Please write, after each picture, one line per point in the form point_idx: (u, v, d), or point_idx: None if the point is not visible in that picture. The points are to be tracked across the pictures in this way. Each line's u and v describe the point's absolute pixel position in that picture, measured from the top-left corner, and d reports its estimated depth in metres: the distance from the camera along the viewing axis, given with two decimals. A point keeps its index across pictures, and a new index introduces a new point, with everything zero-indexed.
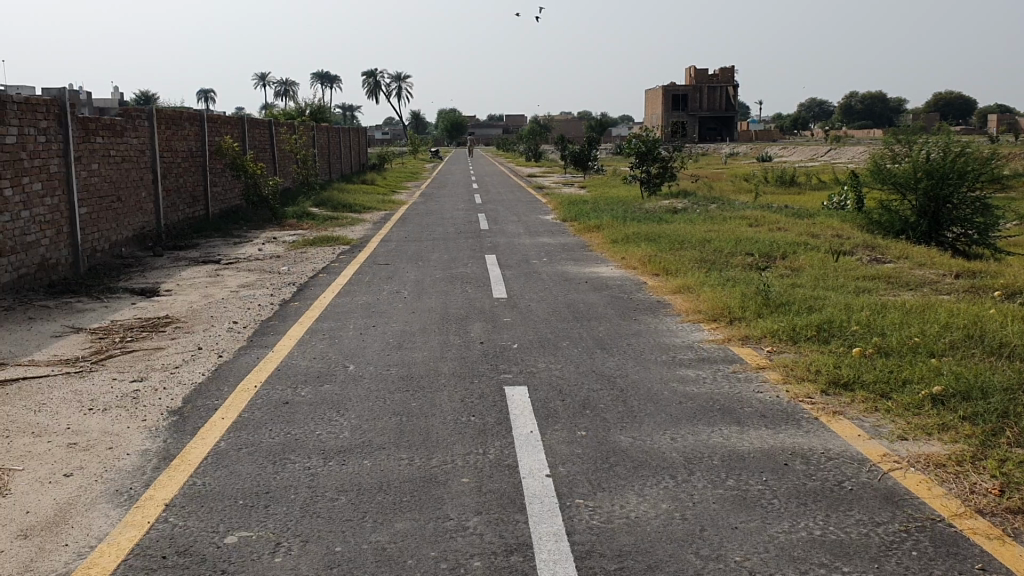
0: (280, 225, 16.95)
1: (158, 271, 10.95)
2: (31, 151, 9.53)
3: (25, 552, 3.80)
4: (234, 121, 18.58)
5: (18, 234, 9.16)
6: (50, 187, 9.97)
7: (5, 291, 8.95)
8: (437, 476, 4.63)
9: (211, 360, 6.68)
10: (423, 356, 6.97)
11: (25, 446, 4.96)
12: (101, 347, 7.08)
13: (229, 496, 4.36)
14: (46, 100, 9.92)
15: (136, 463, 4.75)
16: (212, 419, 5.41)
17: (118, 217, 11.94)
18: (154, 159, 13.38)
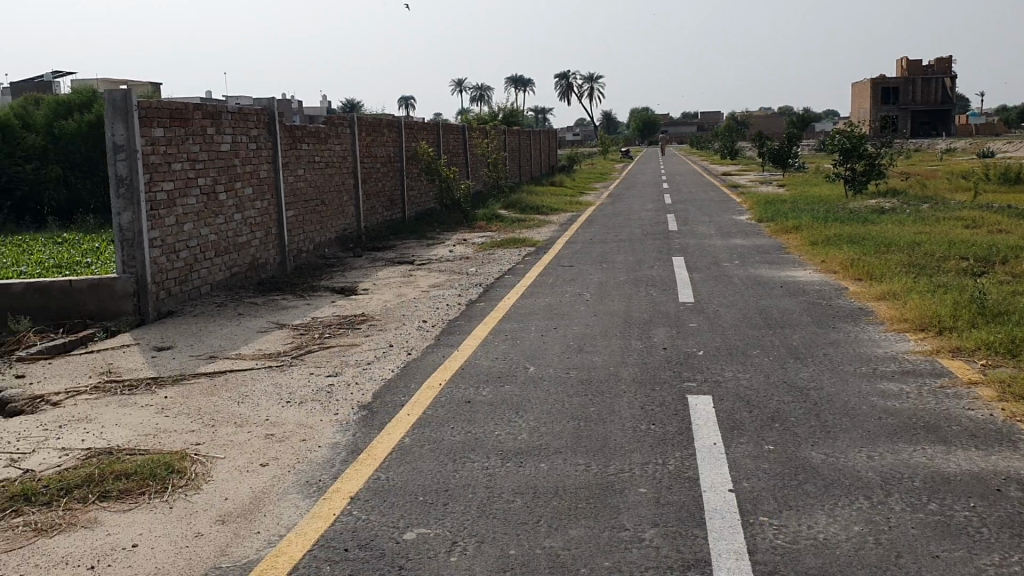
0: (472, 227, 17.36)
1: (356, 271, 11.46)
2: (243, 158, 10.21)
3: (222, 536, 4.04)
4: (430, 126, 19.20)
5: (229, 235, 9.87)
6: (260, 191, 10.65)
7: (219, 288, 9.65)
8: (615, 484, 4.55)
9: (399, 358, 6.90)
10: (604, 360, 6.90)
11: (228, 436, 5.29)
12: (301, 342, 7.47)
13: (411, 492, 4.46)
14: (257, 110, 10.59)
15: (327, 456, 4.95)
16: (398, 416, 5.57)
17: (322, 219, 12.60)
18: (355, 164, 14.04)
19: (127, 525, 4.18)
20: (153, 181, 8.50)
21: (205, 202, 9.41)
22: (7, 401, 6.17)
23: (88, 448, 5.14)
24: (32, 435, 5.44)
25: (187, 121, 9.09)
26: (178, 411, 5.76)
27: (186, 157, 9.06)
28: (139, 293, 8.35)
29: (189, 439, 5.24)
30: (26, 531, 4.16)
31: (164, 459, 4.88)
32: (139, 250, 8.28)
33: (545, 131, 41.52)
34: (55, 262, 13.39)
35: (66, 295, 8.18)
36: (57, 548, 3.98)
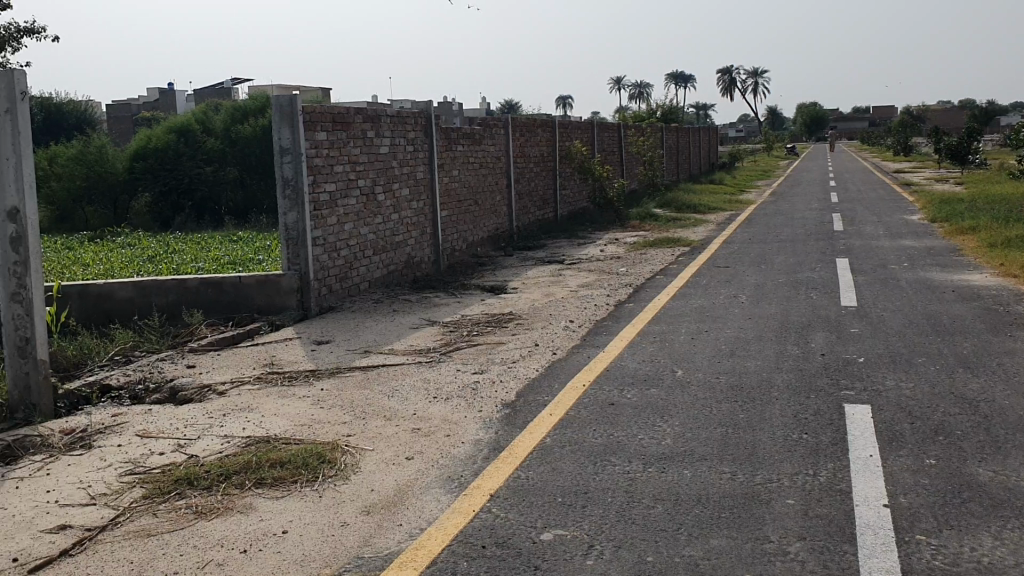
0: (626, 226, 17.21)
1: (509, 270, 11.58)
2: (400, 159, 10.51)
3: (366, 527, 4.18)
4: (585, 126, 19.21)
5: (387, 234, 10.19)
6: (417, 191, 10.94)
7: (376, 285, 9.99)
8: (761, 495, 4.39)
9: (546, 357, 6.92)
10: (756, 366, 6.69)
11: (377, 428, 5.46)
12: (450, 339, 7.61)
13: (551, 493, 4.46)
14: (415, 112, 10.87)
15: (469, 452, 5.03)
16: (541, 415, 5.59)
17: (475, 219, 12.82)
18: (509, 164, 14.20)
19: (278, 512, 4.39)
20: (317, 182, 8.88)
21: (365, 203, 9.75)
22: (179, 390, 6.61)
23: (247, 436, 5.43)
24: (199, 423, 5.80)
25: (349, 125, 9.43)
26: (333, 403, 5.99)
27: (347, 159, 9.41)
28: (302, 289, 8.77)
29: (341, 431, 5.44)
30: (188, 513, 4.44)
31: (316, 449, 5.08)
32: (302, 249, 8.69)
33: (704, 129, 40.69)
34: (229, 259, 14.24)
35: (235, 290, 8.68)
36: (214, 531, 4.23)
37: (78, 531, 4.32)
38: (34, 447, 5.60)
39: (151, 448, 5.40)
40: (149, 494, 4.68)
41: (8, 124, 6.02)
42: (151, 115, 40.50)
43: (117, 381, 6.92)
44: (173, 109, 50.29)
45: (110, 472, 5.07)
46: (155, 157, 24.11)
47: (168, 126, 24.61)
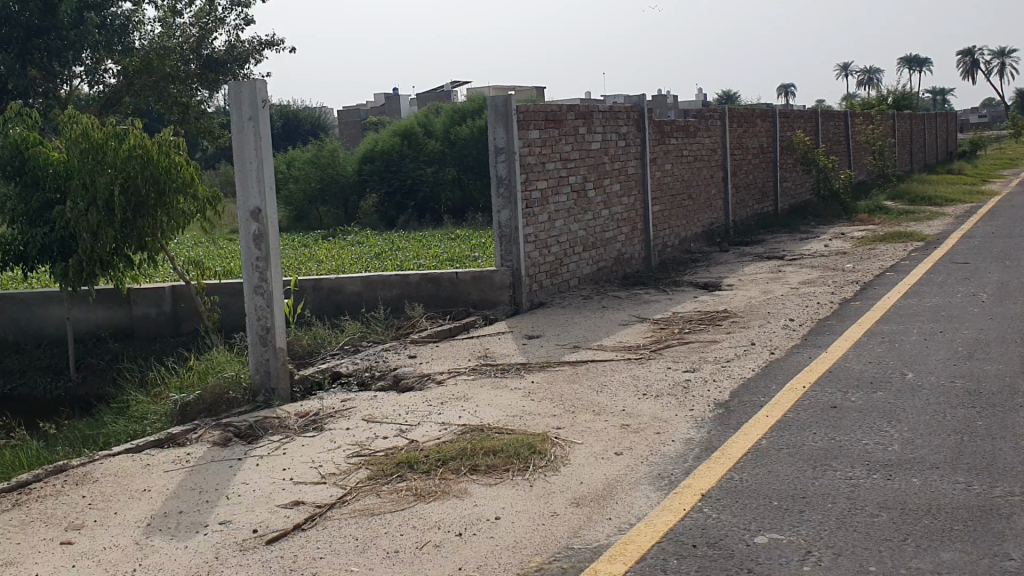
0: (852, 220, 16.35)
1: (724, 266, 11.31)
2: (612, 155, 10.52)
3: (576, 519, 4.22)
4: (808, 114, 18.40)
5: (598, 231, 10.23)
6: (628, 187, 10.90)
7: (587, 282, 10.05)
8: (1000, 508, 4.04)
9: (762, 357, 6.70)
10: (998, 370, 6.15)
11: (586, 422, 5.49)
12: (662, 336, 7.52)
13: (765, 495, 4.31)
14: (627, 108, 10.82)
15: (680, 451, 4.95)
16: (756, 416, 5.41)
17: (689, 214, 12.61)
18: (725, 157, 13.86)
19: (492, 498, 4.51)
20: (529, 180, 9.05)
21: (576, 199, 9.83)
22: (400, 378, 6.95)
23: (463, 424, 5.61)
24: (419, 410, 6.06)
25: (561, 122, 9.54)
26: (543, 396, 6.09)
27: (559, 157, 9.52)
28: (514, 284, 8.98)
29: (551, 423, 5.51)
30: (408, 495, 4.66)
31: (528, 439, 5.18)
32: (515, 246, 8.89)
33: (943, 115, 37.86)
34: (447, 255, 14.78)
35: (452, 286, 9.01)
36: (431, 513, 4.41)
37: (310, 507, 4.64)
38: (272, 428, 6.07)
39: (375, 432, 5.71)
40: (373, 475, 4.95)
41: (249, 131, 6.53)
42: (378, 119, 42.81)
43: (345, 369, 7.37)
44: (397, 114, 52.89)
45: (338, 454, 5.41)
46: (382, 159, 25.50)
47: (393, 130, 25.93)
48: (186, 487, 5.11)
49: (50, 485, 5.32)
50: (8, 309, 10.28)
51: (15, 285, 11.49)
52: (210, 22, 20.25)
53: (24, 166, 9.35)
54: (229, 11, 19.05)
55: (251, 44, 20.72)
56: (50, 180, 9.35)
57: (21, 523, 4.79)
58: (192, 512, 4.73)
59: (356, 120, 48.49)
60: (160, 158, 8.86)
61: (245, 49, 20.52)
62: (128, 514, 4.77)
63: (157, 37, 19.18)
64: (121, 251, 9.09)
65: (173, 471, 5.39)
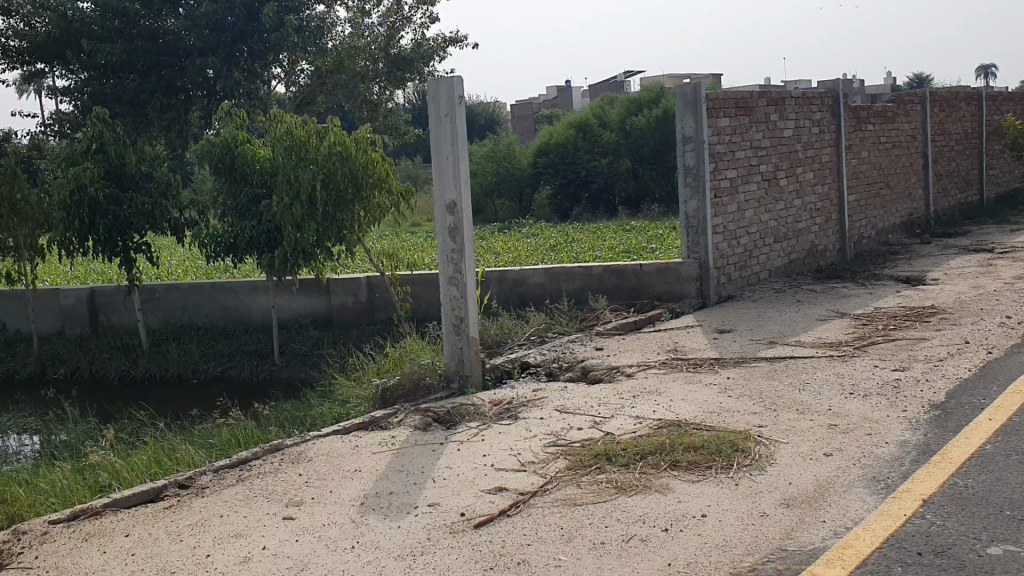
0: None
1: (926, 258, 10.70)
2: (805, 142, 10.13)
3: (787, 520, 4.09)
4: (1018, 96, 17.14)
5: (790, 222, 9.90)
6: (822, 175, 10.48)
7: (778, 275, 9.75)
8: None
9: (979, 357, 6.27)
10: None
11: (791, 421, 5.32)
12: (864, 333, 7.18)
13: (995, 504, 4.03)
14: (821, 93, 10.40)
15: (894, 453, 4.71)
16: (978, 419, 5.08)
17: (886, 203, 12.00)
18: (925, 144, 13.10)
19: (696, 495, 4.44)
20: (718, 169, 8.85)
21: (767, 189, 9.55)
22: (590, 370, 6.96)
23: (659, 418, 5.56)
24: (612, 402, 6.05)
25: (752, 110, 9.28)
26: (741, 392, 5.94)
27: (749, 145, 9.25)
28: (702, 277, 8.80)
29: (752, 421, 5.37)
30: (609, 488, 4.66)
31: (729, 437, 5.06)
32: (702, 236, 8.72)
33: None
34: (625, 247, 14.69)
35: (637, 277, 8.96)
36: (635, 507, 4.39)
37: (513, 494, 4.72)
38: (469, 415, 6.23)
39: (569, 423, 5.74)
40: (572, 466, 4.98)
41: (446, 128, 6.70)
42: (552, 112, 43.26)
43: (534, 359, 7.47)
44: (570, 107, 53.09)
45: (536, 442, 5.47)
46: (557, 152, 25.66)
47: (569, 123, 26.08)
48: (393, 469, 5.33)
49: (269, 463, 5.69)
50: (219, 296, 11.05)
51: (221, 275, 12.33)
52: (397, 21, 20.98)
53: (233, 163, 9.99)
54: (415, 10, 19.64)
55: (435, 42, 21.30)
56: (256, 176, 9.97)
57: (246, 497, 5.14)
58: (401, 494, 4.93)
59: (529, 114, 49.13)
60: (357, 152, 9.27)
61: (430, 46, 21.06)
62: (342, 493, 5.03)
63: (348, 37, 19.95)
64: (321, 244, 9.64)
65: (379, 453, 5.64)
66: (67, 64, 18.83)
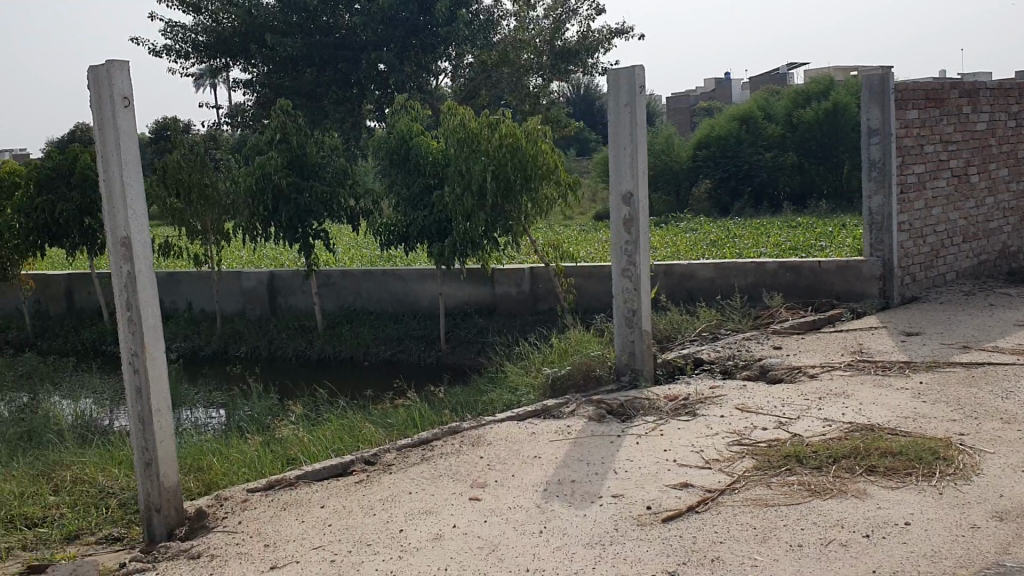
0: None
1: None
2: (1000, 137, 9.53)
3: (1001, 534, 3.87)
4: None
5: (981, 221, 9.37)
6: (1018, 172, 9.85)
7: (966, 276, 9.24)
8: None
9: None
10: None
11: (996, 431, 5.03)
12: None
13: None
14: (1019, 84, 9.75)
15: None
16: None
17: None
18: None
19: (898, 502, 4.26)
20: (905, 164, 8.45)
21: (957, 185, 9.05)
22: (769, 369, 6.80)
23: (849, 422, 5.36)
24: (796, 403, 5.88)
25: (944, 101, 8.80)
26: (936, 398, 5.66)
27: (939, 139, 8.79)
28: (885, 276, 8.45)
29: (952, 429, 5.10)
30: (801, 490, 4.52)
31: (930, 444, 4.83)
32: (887, 234, 8.38)
33: None
34: (791, 244, 14.27)
35: (814, 275, 8.70)
36: (831, 511, 4.25)
37: (699, 490, 4.66)
38: (645, 409, 6.20)
39: (752, 422, 5.62)
40: (760, 466, 4.87)
41: (625, 118, 6.64)
42: (710, 105, 42.54)
43: (708, 355, 7.35)
44: (728, 100, 52.04)
45: (718, 440, 5.38)
46: (718, 145, 25.17)
47: (731, 115, 25.55)
48: (573, 458, 5.36)
49: (450, 445, 5.83)
50: (389, 283, 11.43)
51: (389, 264, 12.72)
52: (563, 14, 21.03)
53: (407, 154, 10.26)
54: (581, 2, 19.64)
55: (601, 33, 21.20)
56: (429, 166, 10.22)
57: (432, 477, 5.29)
58: (585, 482, 4.95)
59: (687, 106, 48.44)
60: (532, 143, 9.36)
61: (596, 38, 20.99)
62: (525, 478, 5.10)
63: (514, 31, 20.37)
64: (489, 234, 9.79)
65: (557, 442, 5.67)
66: (248, 59, 19.85)
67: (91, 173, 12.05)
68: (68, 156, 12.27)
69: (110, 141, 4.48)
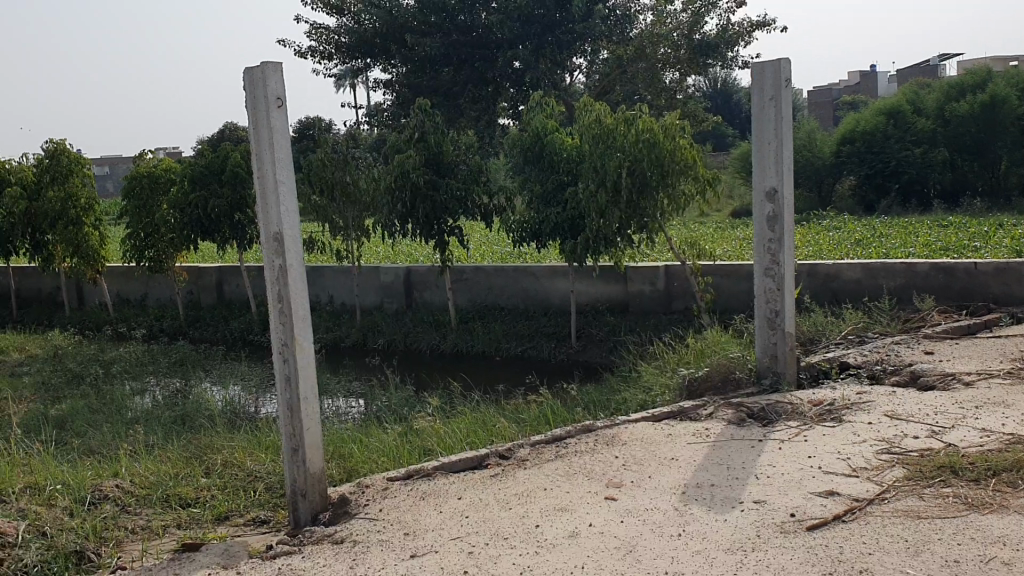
0: None
1: None
2: None
3: None
4: None
5: None
6: None
7: None
8: None
9: None
10: None
11: None
12: None
13: None
14: None
15: None
16: None
17: None
18: None
19: None
20: None
21: None
22: (920, 375, 6.49)
23: (1010, 433, 5.06)
24: (951, 411, 5.60)
25: None
26: None
27: None
28: None
29: None
30: (958, 503, 4.30)
31: None
32: None
33: None
34: (943, 244, 13.60)
35: (969, 277, 8.26)
36: (991, 526, 4.02)
37: (846, 499, 4.50)
38: (787, 413, 6.02)
39: (902, 430, 5.38)
40: (912, 476, 4.66)
41: (770, 112, 6.46)
42: (855, 99, 40.98)
43: (854, 360, 7.08)
44: (874, 93, 50.02)
45: (866, 448, 5.18)
46: (863, 140, 24.23)
47: (878, 109, 24.54)
48: (712, 461, 5.26)
49: (586, 443, 5.82)
50: (523, 279, 11.50)
51: (523, 260, 12.81)
52: (701, 7, 20.66)
53: (542, 151, 10.37)
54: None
55: (740, 26, 20.72)
56: (564, 163, 10.22)
57: (567, 474, 5.28)
58: (725, 487, 4.85)
59: (830, 101, 46.82)
60: (670, 139, 9.15)
61: (735, 31, 20.53)
62: (662, 480, 5.03)
63: (651, 25, 20.16)
64: (624, 231, 9.71)
65: (695, 444, 5.58)
66: (388, 59, 20.37)
67: (240, 171, 12.59)
68: (219, 154, 12.87)
69: (264, 141, 4.66)
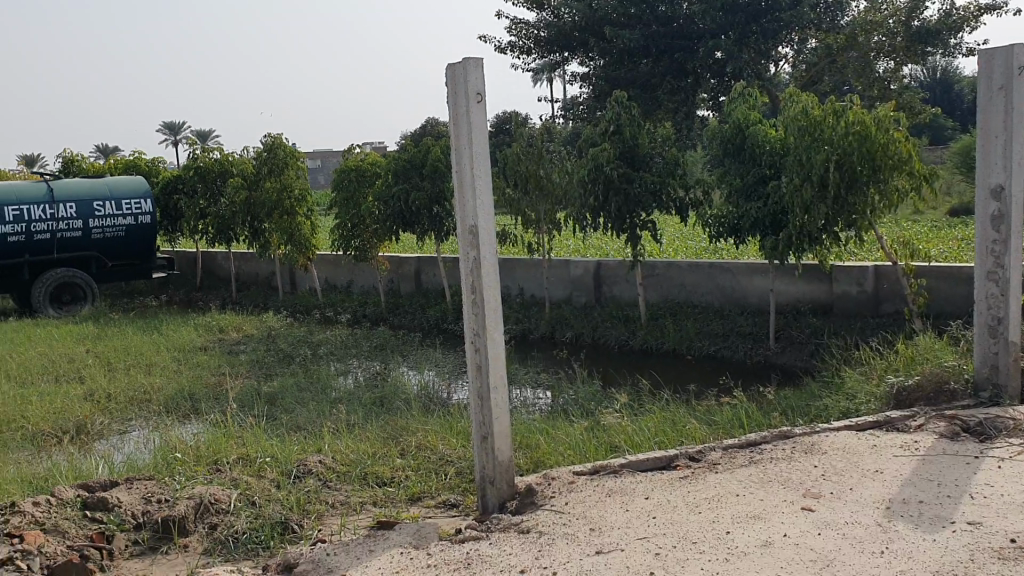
0: None
1: None
2: None
3: None
4: None
5: None
6: None
7: None
8: None
9: None
10: None
11: None
12: None
13: None
14: None
15: None
16: None
17: None
18: None
19: None
20: None
21: None
22: None
23: None
24: None
25: None
26: None
27: None
28: None
29: None
30: None
31: None
32: None
33: None
34: None
35: None
36: None
37: None
38: (1008, 429, 5.54)
39: None
40: None
41: (998, 102, 5.94)
42: None
43: None
44: None
45: None
46: None
47: None
48: (921, 477, 4.91)
49: (781, 450, 5.58)
50: (720, 277, 11.24)
51: (719, 257, 12.52)
52: None
53: (743, 143, 10.08)
54: None
55: (966, 10, 19.28)
56: (766, 157, 9.87)
57: (760, 481, 5.08)
58: (935, 505, 4.52)
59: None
60: (884, 131, 8.65)
61: (961, 16, 19.13)
62: (865, 493, 4.75)
63: (865, 12, 19.12)
64: (829, 229, 9.25)
65: (902, 457, 5.23)
66: (586, 52, 20.44)
67: (440, 165, 12.96)
68: (421, 148, 13.27)
69: (463, 135, 4.75)
